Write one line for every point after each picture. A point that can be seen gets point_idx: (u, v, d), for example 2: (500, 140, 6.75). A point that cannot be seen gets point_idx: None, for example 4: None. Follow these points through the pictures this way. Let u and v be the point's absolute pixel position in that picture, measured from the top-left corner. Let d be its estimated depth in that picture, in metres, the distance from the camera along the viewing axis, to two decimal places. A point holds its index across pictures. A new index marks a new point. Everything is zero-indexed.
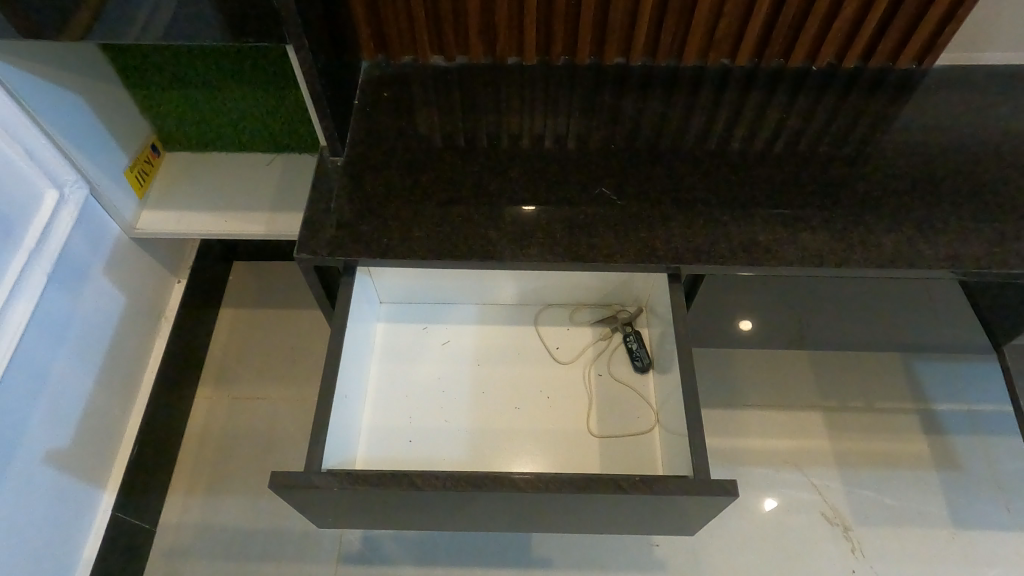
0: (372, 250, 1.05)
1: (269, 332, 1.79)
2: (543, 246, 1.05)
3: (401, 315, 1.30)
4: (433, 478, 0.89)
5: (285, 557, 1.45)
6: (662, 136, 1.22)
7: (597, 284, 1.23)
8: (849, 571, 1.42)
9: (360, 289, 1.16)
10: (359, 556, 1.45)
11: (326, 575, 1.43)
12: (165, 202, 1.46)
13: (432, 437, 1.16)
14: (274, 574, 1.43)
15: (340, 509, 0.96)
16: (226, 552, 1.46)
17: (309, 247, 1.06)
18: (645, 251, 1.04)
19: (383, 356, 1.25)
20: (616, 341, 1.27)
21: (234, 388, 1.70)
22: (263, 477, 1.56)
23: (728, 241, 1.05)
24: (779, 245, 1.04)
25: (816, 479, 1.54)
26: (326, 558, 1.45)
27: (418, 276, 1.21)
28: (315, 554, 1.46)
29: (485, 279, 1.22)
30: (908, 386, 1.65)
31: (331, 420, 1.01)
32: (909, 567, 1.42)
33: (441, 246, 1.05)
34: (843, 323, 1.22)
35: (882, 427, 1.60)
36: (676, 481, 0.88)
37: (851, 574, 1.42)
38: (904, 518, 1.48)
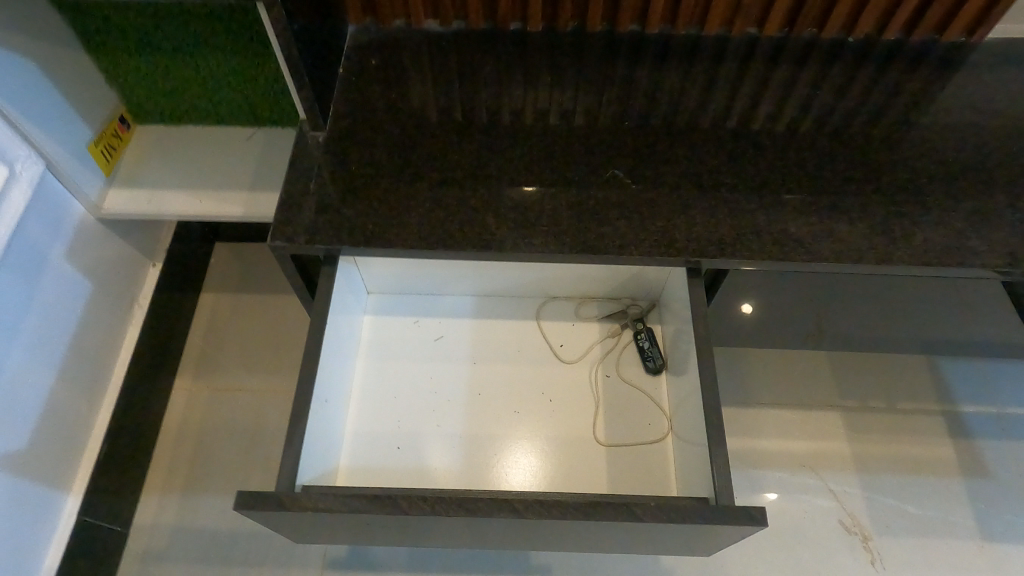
0: (356, 238, 0.93)
1: (254, 319, 1.68)
2: (548, 237, 0.93)
3: (391, 308, 1.19)
4: (421, 502, 0.79)
5: (267, 564, 1.36)
6: (680, 111, 1.09)
7: (607, 277, 1.12)
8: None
9: (345, 279, 1.05)
10: (345, 561, 1.36)
11: None
12: (135, 180, 1.33)
13: (423, 444, 1.07)
14: None
15: (317, 529, 0.86)
16: (204, 556, 1.37)
17: (285, 234, 0.94)
18: (662, 242, 0.93)
19: (370, 352, 1.14)
20: (626, 339, 1.16)
21: (215, 380, 1.59)
22: (244, 475, 1.46)
23: (755, 232, 0.94)
24: (813, 239, 0.93)
25: (834, 484, 1.44)
26: (310, 565, 1.36)
27: (410, 266, 1.10)
28: (298, 560, 1.36)
29: (482, 271, 1.11)
30: (933, 386, 1.55)
31: (312, 429, 0.91)
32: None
33: (434, 235, 0.94)
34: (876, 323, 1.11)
35: (905, 430, 1.50)
36: (695, 509, 0.78)
37: None
38: (927, 527, 1.39)
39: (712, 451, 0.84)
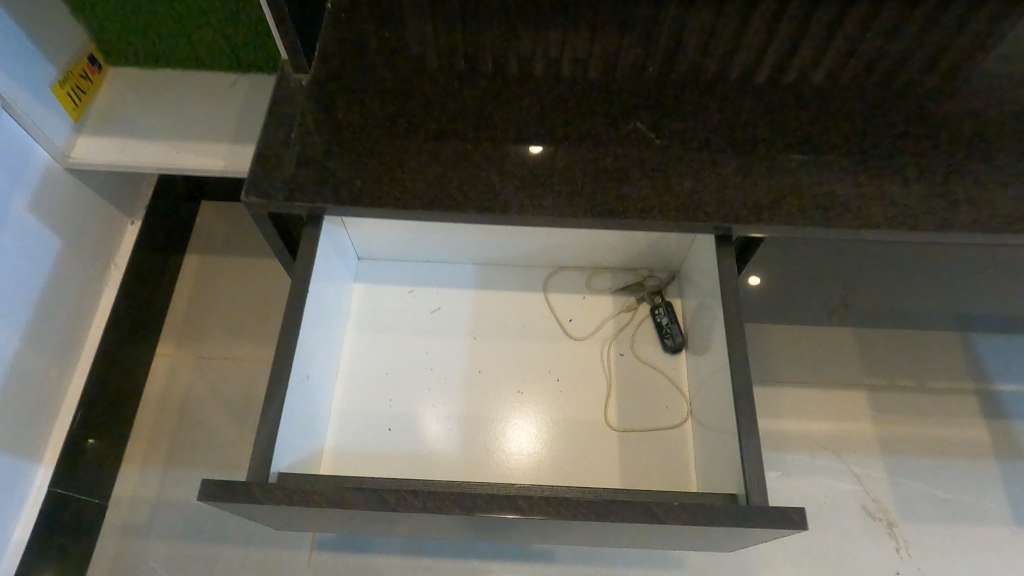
0: (342, 194, 0.82)
1: (242, 283, 1.58)
2: (559, 198, 0.82)
3: (384, 276, 1.09)
4: (411, 497, 0.69)
5: (255, 542, 1.28)
6: (710, 57, 0.96)
7: (623, 244, 1.01)
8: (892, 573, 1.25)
9: (331, 242, 0.94)
10: (335, 542, 1.27)
11: (299, 562, 1.26)
12: (106, 127, 1.21)
13: (416, 425, 0.97)
14: (241, 559, 1.27)
15: (297, 519, 0.77)
16: (187, 532, 1.29)
17: (261, 188, 0.83)
18: (690, 206, 0.81)
19: (360, 324, 1.04)
20: (641, 314, 1.05)
21: (200, 347, 1.49)
22: (231, 448, 1.38)
23: (796, 195, 0.82)
24: (862, 203, 0.81)
25: (858, 468, 1.35)
26: (300, 543, 1.28)
27: (404, 228, 0.99)
28: (287, 539, 1.28)
29: (484, 235, 1.00)
30: (968, 364, 1.45)
31: (291, 410, 0.81)
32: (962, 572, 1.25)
33: (431, 193, 0.82)
34: (923, 299, 1.00)
35: (937, 410, 1.40)
36: (725, 510, 0.69)
37: None
38: (957, 513, 1.30)
39: (742, 442, 0.74)
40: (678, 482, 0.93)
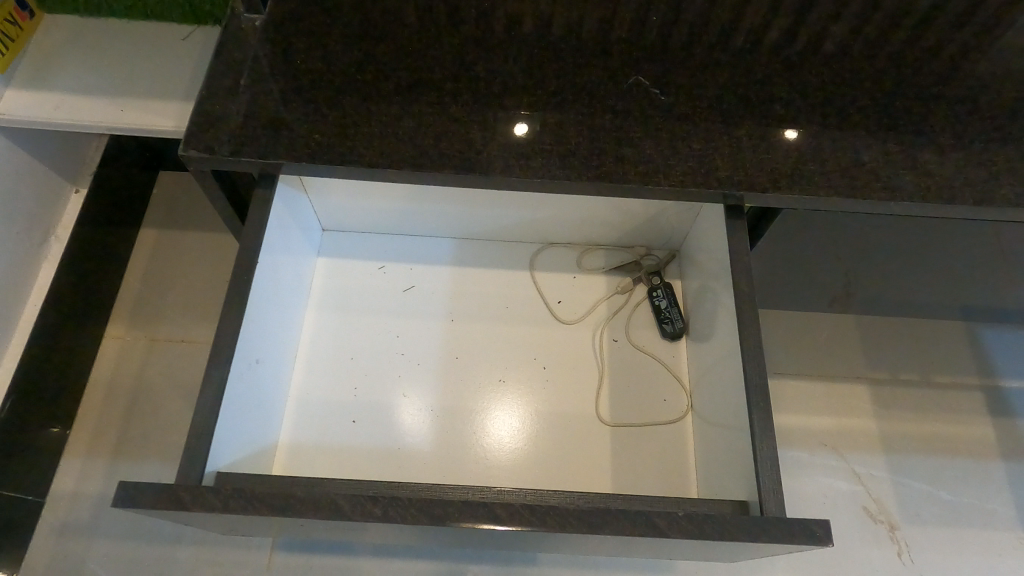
0: (298, 150, 0.71)
1: (200, 260, 1.44)
2: (550, 159, 0.71)
3: (351, 250, 0.98)
4: (367, 504, 0.59)
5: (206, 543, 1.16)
6: (720, 7, 0.86)
7: (619, 216, 0.91)
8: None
9: (287, 207, 0.83)
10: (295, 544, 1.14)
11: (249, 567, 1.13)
12: (39, 82, 1.06)
13: (384, 417, 0.87)
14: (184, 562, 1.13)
15: (241, 524, 0.67)
16: (131, 530, 1.17)
17: (202, 141, 0.71)
18: (698, 171, 0.71)
19: (324, 303, 0.93)
20: (638, 296, 0.95)
21: (154, 328, 1.36)
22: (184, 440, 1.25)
23: (818, 162, 0.72)
24: (893, 172, 0.72)
25: (858, 466, 1.26)
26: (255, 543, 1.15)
27: (373, 192, 0.88)
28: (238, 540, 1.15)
29: (464, 202, 0.89)
30: (973, 358, 1.37)
31: (234, 399, 0.70)
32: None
33: (401, 151, 0.71)
34: (943, 289, 0.90)
35: (941, 407, 1.32)
36: (737, 521, 0.59)
37: None
38: (961, 515, 1.22)
39: (757, 442, 0.65)
40: (678, 483, 0.84)
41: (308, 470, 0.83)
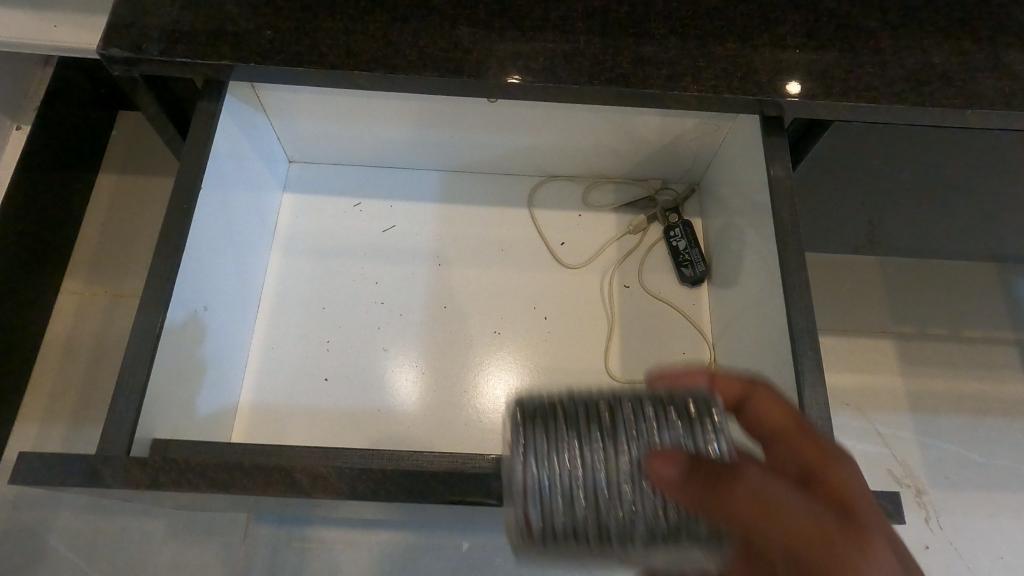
0: (247, 50, 0.58)
1: (144, 214, 1.08)
2: (551, 61, 0.59)
3: (320, 183, 0.85)
4: (324, 478, 0.48)
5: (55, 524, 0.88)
6: None
7: (633, 143, 0.78)
8: (920, 549, 0.89)
9: (242, 128, 0.70)
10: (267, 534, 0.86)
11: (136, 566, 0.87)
12: None
13: (361, 375, 0.76)
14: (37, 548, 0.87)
15: (188, 500, 0.57)
16: None
17: (125, 38, 0.58)
18: (731, 76, 0.59)
19: (291, 245, 0.82)
20: (652, 237, 0.84)
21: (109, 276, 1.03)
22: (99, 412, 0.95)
23: (876, 64, 0.60)
24: (969, 74, 0.60)
25: (882, 427, 0.96)
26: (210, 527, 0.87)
27: (341, 111, 0.75)
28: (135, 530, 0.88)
29: (445, 117, 0.75)
30: (1004, 302, 1.04)
31: (171, 354, 0.59)
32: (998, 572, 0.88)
33: (372, 49, 0.59)
34: (1005, 223, 0.76)
35: (974, 364, 1.00)
36: None
37: (924, 552, 0.89)
38: (1001, 481, 0.93)
39: (804, 398, 0.55)
40: None
41: (273, 438, 0.72)
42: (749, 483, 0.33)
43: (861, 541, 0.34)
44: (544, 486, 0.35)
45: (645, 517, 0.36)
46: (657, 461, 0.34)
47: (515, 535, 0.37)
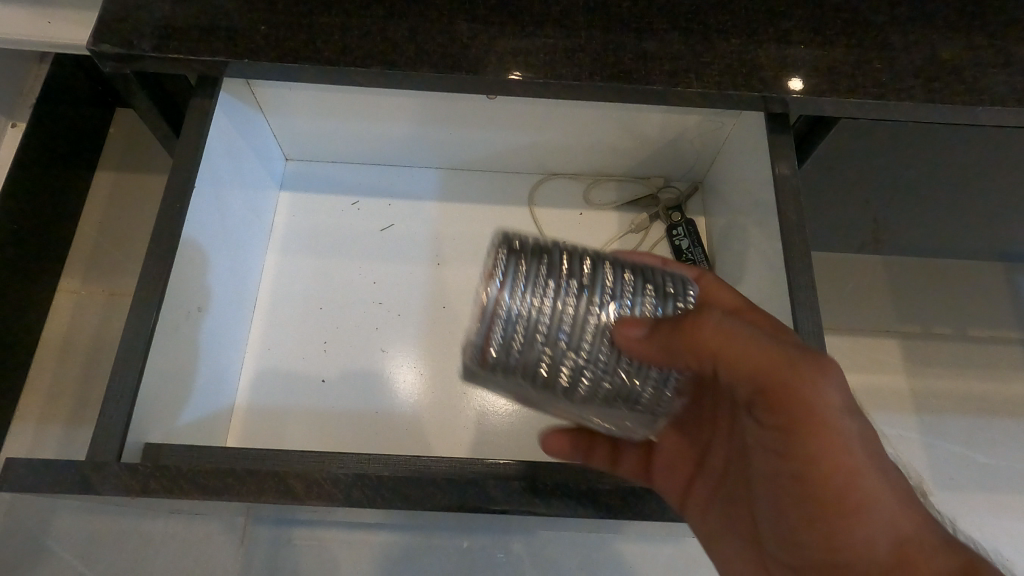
0: (241, 47, 0.57)
1: (135, 209, 1.03)
2: (551, 57, 0.58)
3: (317, 181, 0.84)
4: (322, 483, 0.51)
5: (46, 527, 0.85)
6: None
7: (635, 141, 0.77)
8: None
9: (236, 125, 0.69)
10: (266, 537, 0.84)
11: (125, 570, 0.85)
12: None
13: (359, 376, 0.75)
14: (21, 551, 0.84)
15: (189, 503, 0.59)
16: None
17: (117, 34, 0.57)
18: (733, 71, 0.58)
19: (288, 244, 0.81)
20: (654, 235, 0.83)
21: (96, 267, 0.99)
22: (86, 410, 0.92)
23: (884, 59, 0.59)
24: (980, 69, 0.59)
25: (887, 427, 0.94)
26: (204, 532, 0.85)
27: (338, 107, 0.73)
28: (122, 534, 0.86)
29: (444, 113, 0.73)
30: (1011, 302, 1.02)
31: (164, 356, 0.59)
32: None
33: (369, 45, 0.58)
34: (1012, 221, 0.75)
35: (981, 364, 0.98)
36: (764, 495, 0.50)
37: None
38: (1006, 482, 0.92)
39: None
40: None
41: (271, 441, 0.71)
42: (709, 324, 0.44)
43: (813, 362, 0.44)
44: (515, 317, 0.41)
45: (592, 365, 0.44)
46: (629, 321, 0.43)
47: (470, 357, 0.42)
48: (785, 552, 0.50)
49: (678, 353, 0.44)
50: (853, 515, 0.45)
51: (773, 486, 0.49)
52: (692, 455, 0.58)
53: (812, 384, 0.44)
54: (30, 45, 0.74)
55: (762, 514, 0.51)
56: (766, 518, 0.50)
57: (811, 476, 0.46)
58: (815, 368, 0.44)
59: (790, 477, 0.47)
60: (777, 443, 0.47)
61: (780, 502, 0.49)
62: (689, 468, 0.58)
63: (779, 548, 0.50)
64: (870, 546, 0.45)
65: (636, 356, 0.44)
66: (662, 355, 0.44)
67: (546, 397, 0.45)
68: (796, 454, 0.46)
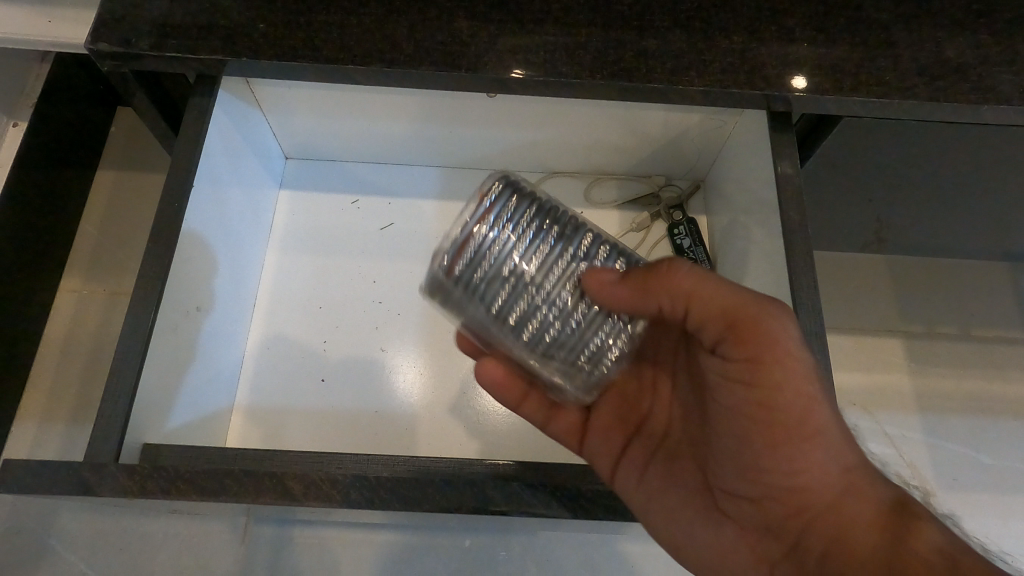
0: (240, 45, 0.57)
1: (135, 208, 1.03)
2: (551, 55, 0.58)
3: (317, 179, 0.84)
4: (319, 485, 0.52)
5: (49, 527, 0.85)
6: None
7: (636, 140, 0.77)
8: None
9: (235, 123, 0.69)
10: (265, 536, 0.83)
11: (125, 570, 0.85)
12: None
13: (359, 375, 0.75)
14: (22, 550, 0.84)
15: (190, 504, 0.59)
16: None
17: (117, 31, 0.57)
18: (735, 70, 0.58)
19: (288, 243, 0.80)
20: (656, 234, 0.83)
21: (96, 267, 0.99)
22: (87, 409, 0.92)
23: (889, 57, 0.58)
24: (986, 67, 0.58)
25: (891, 427, 0.93)
26: (204, 531, 0.84)
27: (337, 106, 0.73)
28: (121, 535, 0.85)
29: (444, 112, 0.73)
30: (1015, 303, 1.01)
31: (163, 355, 0.59)
32: None
33: (367, 43, 0.58)
34: (1016, 220, 0.74)
35: (985, 364, 0.98)
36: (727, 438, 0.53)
37: None
38: (1010, 483, 0.91)
39: None
40: None
41: (271, 441, 0.71)
42: (683, 269, 0.49)
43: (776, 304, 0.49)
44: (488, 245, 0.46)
45: (545, 303, 0.48)
46: (602, 268, 0.47)
47: (440, 258, 0.47)
48: (738, 487, 0.54)
49: (654, 291, 0.48)
50: (811, 446, 0.50)
51: (733, 422, 0.52)
52: (628, 411, 0.63)
53: (775, 322, 0.49)
54: (29, 44, 0.74)
55: (719, 452, 0.54)
56: (724, 456, 0.54)
57: (775, 408, 0.49)
58: (778, 311, 0.50)
59: (753, 411, 0.50)
60: (742, 376, 0.50)
61: (743, 440, 0.52)
62: (624, 424, 0.62)
63: (730, 484, 0.55)
64: (826, 470, 0.50)
65: (608, 302, 0.48)
66: (634, 297, 0.48)
67: (494, 329, 0.48)
68: (763, 385, 0.49)
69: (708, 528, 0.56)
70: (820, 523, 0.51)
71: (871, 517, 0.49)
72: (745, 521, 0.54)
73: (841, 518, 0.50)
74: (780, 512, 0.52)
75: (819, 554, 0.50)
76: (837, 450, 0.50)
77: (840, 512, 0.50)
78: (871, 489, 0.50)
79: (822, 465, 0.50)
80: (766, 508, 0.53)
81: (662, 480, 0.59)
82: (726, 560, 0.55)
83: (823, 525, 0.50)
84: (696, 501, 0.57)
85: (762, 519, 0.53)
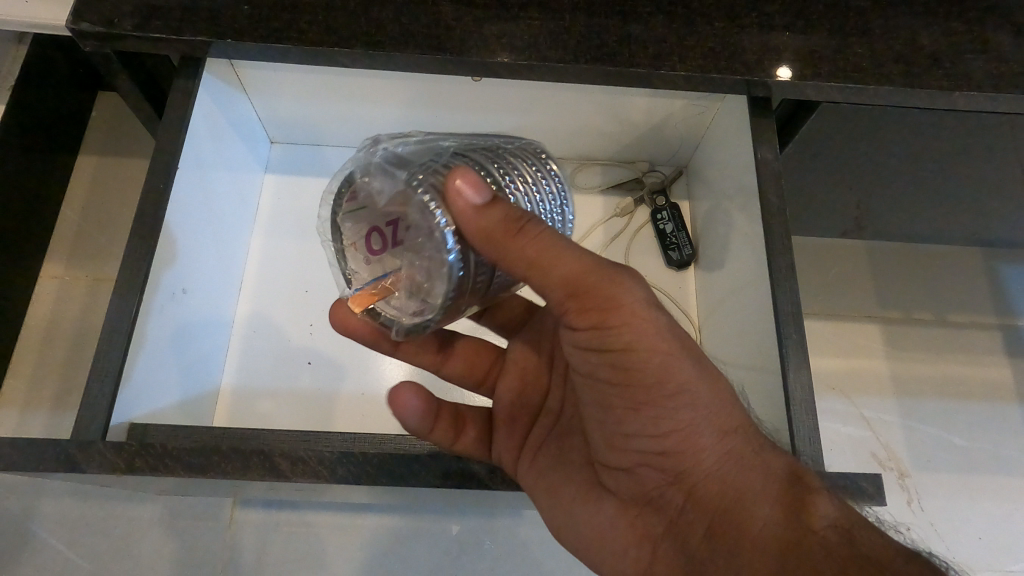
0: (224, 27, 0.57)
1: (119, 193, 1.03)
2: (536, 39, 0.58)
3: (302, 163, 0.84)
4: (308, 463, 0.53)
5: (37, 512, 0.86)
6: None
7: (620, 125, 0.78)
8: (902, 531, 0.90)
9: (220, 104, 0.69)
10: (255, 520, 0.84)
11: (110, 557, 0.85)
12: None
13: (344, 358, 0.75)
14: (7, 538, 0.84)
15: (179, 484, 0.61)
16: None
17: (98, 11, 0.57)
18: (715, 56, 0.59)
19: (272, 227, 0.80)
20: (638, 221, 0.84)
21: (80, 254, 0.98)
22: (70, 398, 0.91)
23: (865, 43, 0.60)
24: (959, 55, 0.60)
25: (867, 410, 0.96)
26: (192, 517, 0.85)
27: (325, 90, 0.73)
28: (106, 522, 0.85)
29: (430, 97, 0.74)
30: (988, 290, 1.04)
31: (150, 334, 0.60)
32: (975, 554, 0.89)
33: (352, 25, 0.58)
34: (987, 206, 0.76)
35: (958, 348, 1.00)
36: (596, 416, 0.52)
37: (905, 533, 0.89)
38: (979, 463, 0.94)
39: (789, 381, 0.56)
40: None
41: (256, 422, 0.72)
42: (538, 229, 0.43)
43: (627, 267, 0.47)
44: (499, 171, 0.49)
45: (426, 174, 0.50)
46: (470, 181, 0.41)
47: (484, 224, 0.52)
48: (614, 458, 0.52)
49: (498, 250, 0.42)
50: (676, 408, 0.48)
51: (597, 391, 0.50)
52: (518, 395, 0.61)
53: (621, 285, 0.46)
54: (8, 26, 0.73)
55: (590, 419, 0.53)
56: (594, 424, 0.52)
57: (631, 372, 0.47)
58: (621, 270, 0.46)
59: (612, 379, 0.49)
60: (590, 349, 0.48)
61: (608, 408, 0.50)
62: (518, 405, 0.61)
63: (606, 458, 0.53)
64: (696, 436, 0.49)
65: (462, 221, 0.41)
66: (480, 238, 0.42)
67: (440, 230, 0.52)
68: (612, 358, 0.47)
69: (584, 508, 0.54)
70: (700, 497, 0.50)
71: (764, 491, 0.48)
72: (623, 494, 0.53)
73: (731, 488, 0.48)
74: (658, 482, 0.51)
75: (703, 531, 0.49)
76: (706, 411, 0.49)
77: (727, 481, 0.49)
78: (757, 457, 0.49)
79: (691, 429, 0.49)
80: (645, 480, 0.51)
81: (553, 459, 0.57)
82: (599, 540, 0.53)
83: (707, 497, 0.49)
84: (578, 477, 0.56)
85: (635, 493, 0.52)
